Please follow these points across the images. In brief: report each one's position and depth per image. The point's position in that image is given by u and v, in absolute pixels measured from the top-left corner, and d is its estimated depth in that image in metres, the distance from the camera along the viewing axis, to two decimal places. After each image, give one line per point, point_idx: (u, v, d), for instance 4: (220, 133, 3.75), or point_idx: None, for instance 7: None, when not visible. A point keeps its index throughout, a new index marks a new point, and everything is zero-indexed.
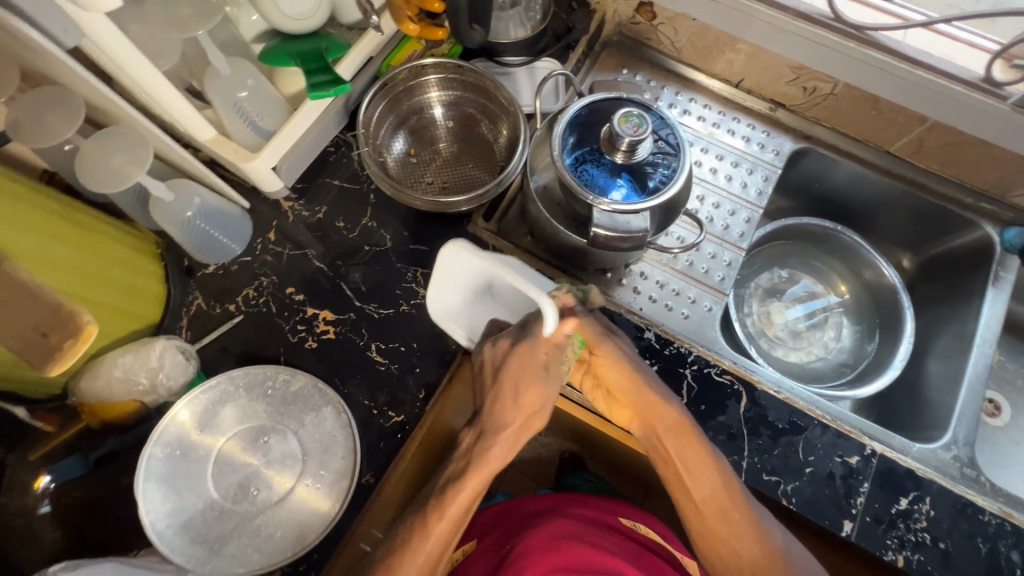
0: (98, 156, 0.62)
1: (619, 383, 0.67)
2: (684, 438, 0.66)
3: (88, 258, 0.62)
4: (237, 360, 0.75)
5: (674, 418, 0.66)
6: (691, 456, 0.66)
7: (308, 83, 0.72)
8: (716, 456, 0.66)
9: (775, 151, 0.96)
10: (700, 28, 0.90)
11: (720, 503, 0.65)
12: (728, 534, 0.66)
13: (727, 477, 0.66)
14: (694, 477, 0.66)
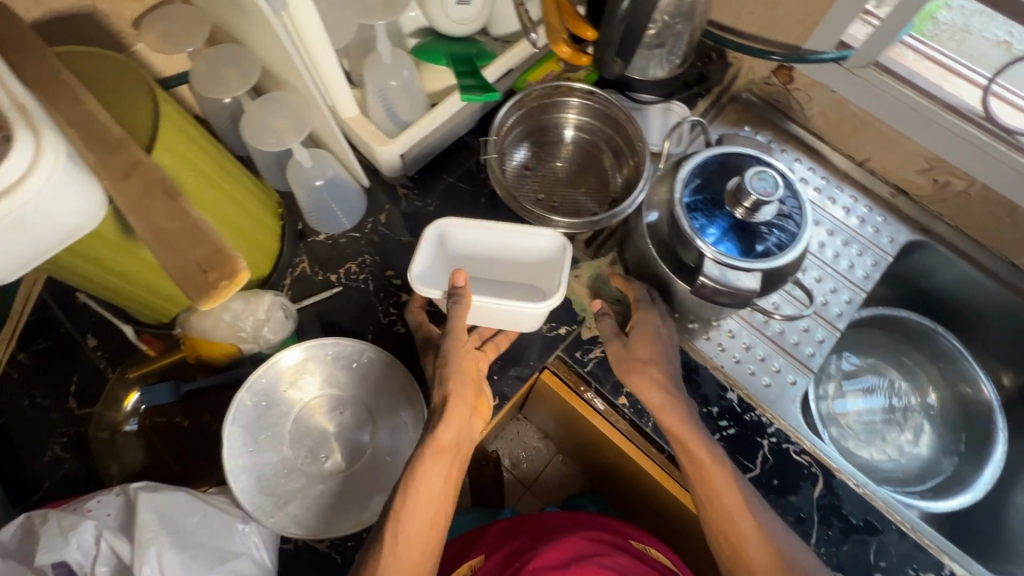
0: (258, 115, 0.66)
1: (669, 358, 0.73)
2: (697, 424, 0.68)
3: (225, 206, 0.66)
4: (328, 328, 0.78)
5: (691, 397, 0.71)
6: (709, 437, 0.68)
7: (458, 83, 0.76)
8: (721, 447, 0.68)
9: (889, 238, 0.93)
10: (836, 102, 0.90)
11: (741, 496, 0.65)
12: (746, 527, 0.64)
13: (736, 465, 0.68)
14: (707, 459, 0.66)
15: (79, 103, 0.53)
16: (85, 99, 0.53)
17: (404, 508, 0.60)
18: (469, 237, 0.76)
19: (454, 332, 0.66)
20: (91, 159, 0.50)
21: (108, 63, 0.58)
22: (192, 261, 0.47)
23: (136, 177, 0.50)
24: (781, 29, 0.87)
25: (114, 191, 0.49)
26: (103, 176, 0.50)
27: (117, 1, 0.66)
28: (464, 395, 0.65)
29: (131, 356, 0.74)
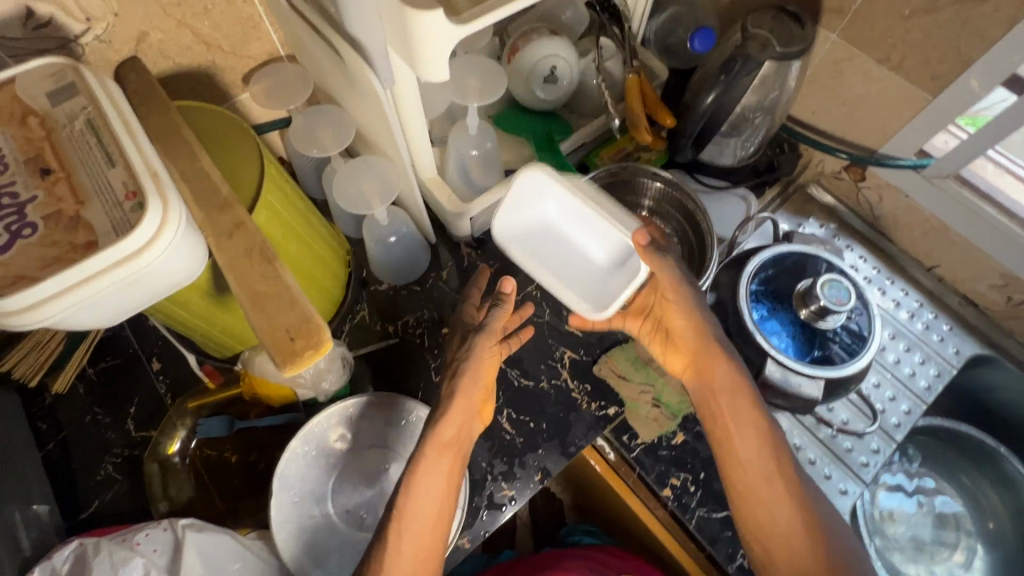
0: (348, 178, 0.69)
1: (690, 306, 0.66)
2: (741, 398, 0.65)
3: (305, 257, 0.68)
4: (381, 380, 0.79)
5: (723, 379, 0.65)
6: (740, 424, 0.64)
7: None
8: (769, 419, 0.64)
9: (954, 350, 0.90)
10: (908, 206, 0.89)
11: (779, 484, 0.62)
12: (784, 527, 0.61)
13: (779, 448, 0.63)
14: (739, 450, 0.64)
15: (195, 160, 0.56)
16: (200, 156, 0.56)
17: (408, 493, 0.59)
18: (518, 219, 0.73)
19: (488, 329, 0.67)
20: (200, 215, 0.53)
21: (222, 120, 0.61)
22: (281, 327, 0.49)
23: (238, 238, 0.52)
24: (860, 131, 0.87)
25: (217, 249, 0.52)
26: (208, 233, 0.53)
27: (233, 56, 0.70)
28: (473, 382, 0.64)
29: (192, 388, 0.77)
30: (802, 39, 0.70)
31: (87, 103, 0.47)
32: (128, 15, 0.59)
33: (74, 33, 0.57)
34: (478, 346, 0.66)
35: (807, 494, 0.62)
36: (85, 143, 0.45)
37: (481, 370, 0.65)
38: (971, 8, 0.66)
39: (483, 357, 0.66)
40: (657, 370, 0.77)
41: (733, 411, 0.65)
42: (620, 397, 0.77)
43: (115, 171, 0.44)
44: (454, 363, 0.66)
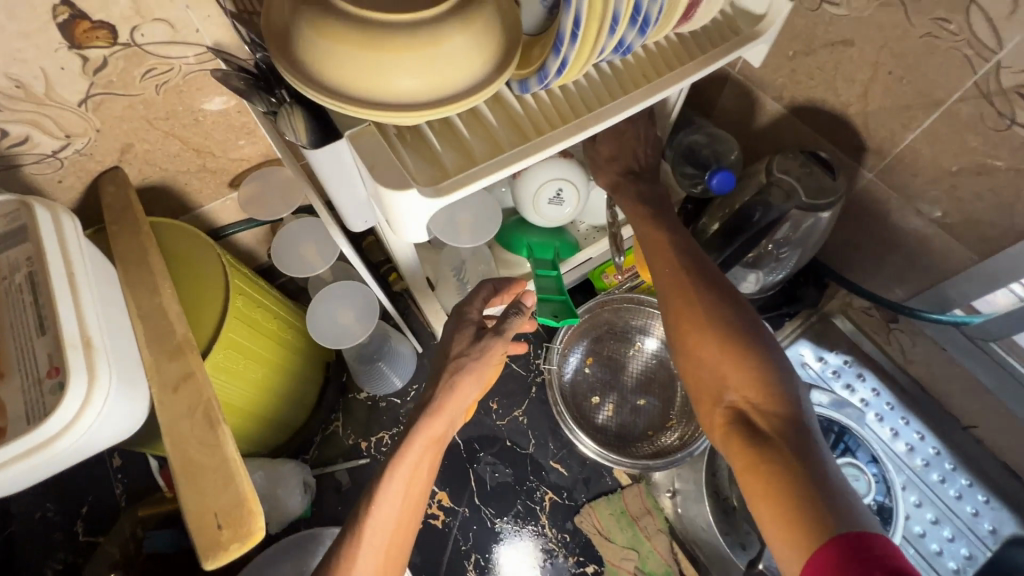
0: (324, 305, 0.64)
1: (617, 173, 0.68)
2: (695, 302, 0.57)
3: (273, 379, 0.64)
4: (346, 503, 0.74)
5: (670, 267, 0.60)
6: (694, 296, 0.57)
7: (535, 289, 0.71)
8: (726, 317, 0.56)
9: (991, 527, 0.79)
10: (945, 358, 0.80)
11: (732, 338, 0.54)
12: (738, 371, 0.52)
13: (728, 312, 0.56)
14: (695, 324, 0.56)
15: (155, 293, 0.52)
16: (161, 289, 0.52)
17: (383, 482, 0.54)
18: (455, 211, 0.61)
19: (504, 336, 0.59)
20: (148, 361, 0.49)
21: (194, 240, 0.58)
22: (210, 509, 0.45)
23: (183, 393, 0.48)
24: (894, 274, 0.79)
25: (159, 404, 0.48)
26: (153, 383, 0.49)
27: (225, 159, 0.68)
28: (465, 371, 0.58)
29: (149, 494, 0.73)
30: (831, 191, 0.64)
31: (32, 253, 0.43)
32: (111, 130, 0.57)
33: (52, 148, 0.55)
34: (490, 349, 0.59)
35: (760, 332, 0.55)
36: (21, 302, 0.42)
37: (486, 363, 0.59)
38: None
39: (492, 361, 0.59)
40: (643, 532, 0.71)
41: (686, 306, 0.57)
42: (600, 556, 0.70)
43: (43, 341, 0.40)
44: (455, 363, 0.59)
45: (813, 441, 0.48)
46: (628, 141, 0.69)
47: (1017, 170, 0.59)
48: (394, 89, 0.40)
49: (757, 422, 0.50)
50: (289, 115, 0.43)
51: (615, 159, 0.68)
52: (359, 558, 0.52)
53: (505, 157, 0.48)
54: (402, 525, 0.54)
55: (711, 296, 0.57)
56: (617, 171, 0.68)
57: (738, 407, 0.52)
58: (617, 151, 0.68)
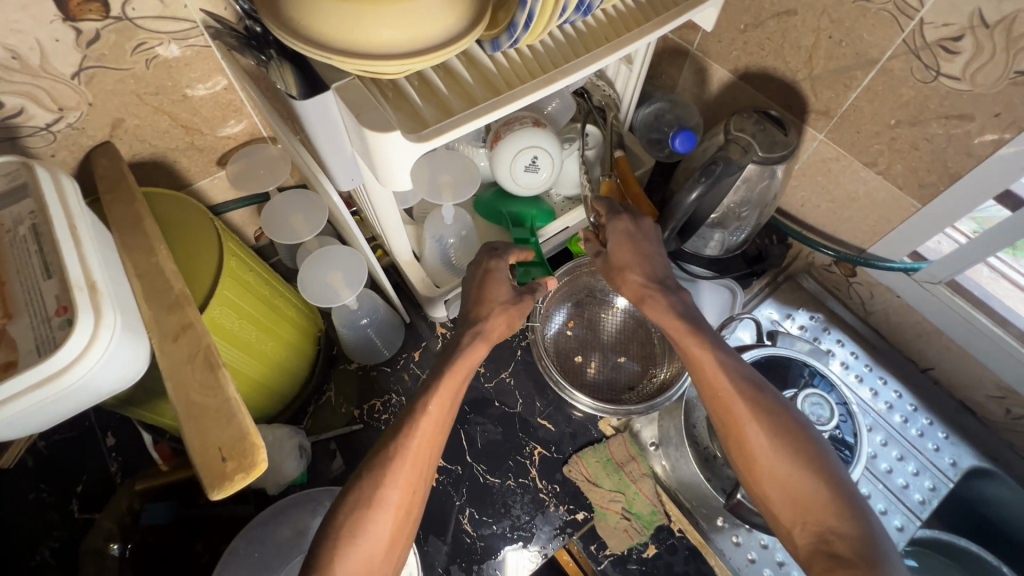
0: (315, 267, 0.68)
1: (638, 284, 0.66)
2: (756, 423, 0.58)
3: (268, 343, 0.66)
4: (341, 468, 0.76)
5: (722, 388, 0.60)
6: (751, 420, 0.58)
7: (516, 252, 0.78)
8: (787, 434, 0.58)
9: (952, 461, 0.84)
10: (900, 306, 0.86)
11: (796, 461, 0.57)
12: (806, 494, 0.56)
13: (785, 433, 0.58)
14: (760, 448, 0.58)
15: (151, 253, 0.55)
16: (156, 249, 0.55)
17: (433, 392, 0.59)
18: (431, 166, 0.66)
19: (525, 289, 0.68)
20: (147, 315, 0.52)
21: (186, 207, 0.61)
22: (214, 444, 0.47)
23: (184, 341, 0.51)
24: (848, 229, 0.86)
25: (159, 352, 0.50)
26: (152, 335, 0.51)
27: (213, 137, 0.71)
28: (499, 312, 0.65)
29: (143, 470, 0.74)
30: (784, 145, 0.70)
31: (34, 207, 0.46)
32: (103, 104, 0.59)
33: (46, 121, 0.57)
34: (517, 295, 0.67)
35: (819, 450, 0.58)
36: (26, 250, 0.45)
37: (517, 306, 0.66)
38: (957, 125, 0.65)
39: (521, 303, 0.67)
40: (628, 476, 0.75)
41: (743, 424, 0.59)
42: (589, 502, 0.73)
43: (50, 283, 0.43)
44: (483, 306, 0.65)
45: (888, 556, 0.52)
46: (644, 250, 0.68)
47: (945, 118, 0.65)
48: (379, 40, 0.44)
49: (836, 549, 0.53)
50: (279, 70, 0.47)
51: (631, 268, 0.67)
52: (407, 455, 0.56)
53: (481, 107, 0.52)
54: (439, 435, 0.59)
55: (767, 413, 0.59)
56: (638, 280, 0.67)
57: (816, 533, 0.55)
58: (631, 261, 0.67)
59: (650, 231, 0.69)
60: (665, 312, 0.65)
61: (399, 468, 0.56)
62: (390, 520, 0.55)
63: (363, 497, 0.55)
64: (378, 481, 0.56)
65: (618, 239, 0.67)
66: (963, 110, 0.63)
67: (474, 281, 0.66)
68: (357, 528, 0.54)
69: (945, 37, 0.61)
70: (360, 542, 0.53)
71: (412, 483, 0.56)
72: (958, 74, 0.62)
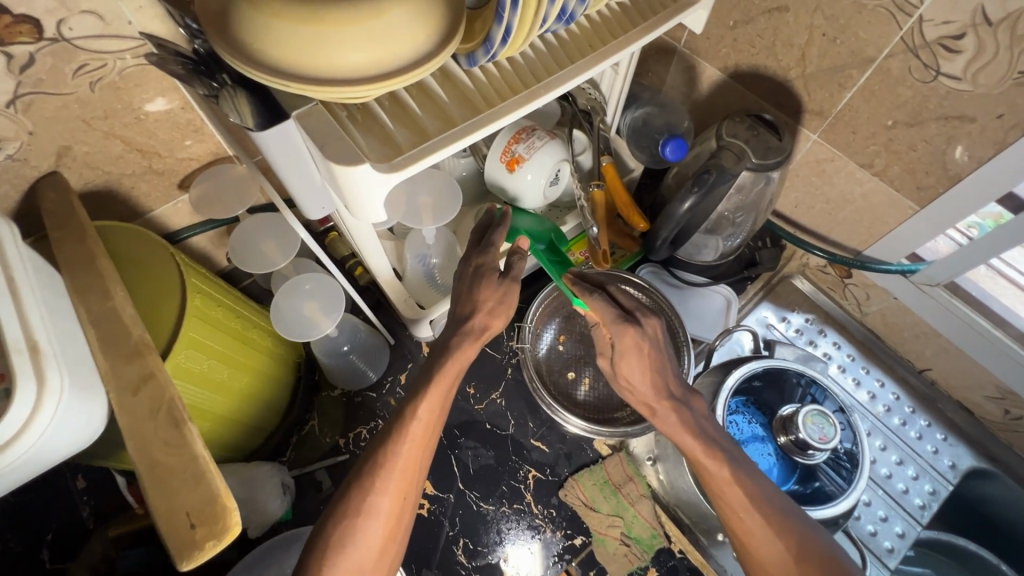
0: (291, 300, 0.64)
1: (650, 398, 0.62)
2: (763, 529, 0.55)
3: (243, 379, 0.62)
4: (326, 503, 0.72)
5: (737, 502, 0.56)
6: (761, 526, 0.55)
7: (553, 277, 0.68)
8: (796, 536, 0.55)
9: (950, 463, 0.84)
10: (897, 308, 0.84)
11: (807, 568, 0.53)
12: None
13: (797, 537, 0.55)
14: (766, 556, 0.55)
15: (107, 297, 0.50)
16: (113, 292, 0.51)
17: (421, 401, 0.58)
18: (411, 190, 0.62)
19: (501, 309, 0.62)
20: (105, 367, 0.48)
21: (144, 242, 0.56)
22: (182, 510, 0.44)
23: (144, 395, 0.47)
24: (844, 231, 0.83)
25: (118, 408, 0.47)
26: (111, 388, 0.47)
27: (173, 160, 0.66)
28: (466, 340, 0.60)
29: (118, 514, 0.70)
30: (779, 150, 0.67)
31: None
32: (45, 132, 0.54)
33: None
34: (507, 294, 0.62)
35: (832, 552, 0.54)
36: None
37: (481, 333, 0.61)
38: (958, 126, 0.62)
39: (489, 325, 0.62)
40: (626, 498, 0.72)
41: (750, 531, 0.56)
42: (587, 527, 0.71)
43: None
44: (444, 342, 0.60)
45: None
46: (653, 367, 0.61)
47: (945, 119, 0.62)
48: (345, 64, 0.40)
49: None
50: (232, 99, 0.42)
51: (640, 384, 0.62)
52: (396, 463, 0.56)
53: (457, 131, 0.48)
54: (430, 439, 0.59)
55: (777, 517, 0.56)
56: (648, 395, 0.62)
57: None
58: (638, 377, 0.61)
59: (657, 329, 0.62)
60: (676, 426, 0.60)
61: (390, 476, 0.55)
62: (381, 528, 0.55)
63: (351, 505, 0.55)
64: (371, 487, 0.55)
65: (626, 357, 0.61)
66: (965, 112, 0.60)
67: (458, 304, 0.62)
68: (348, 537, 0.54)
69: (946, 36, 0.58)
70: (352, 551, 0.53)
71: (403, 491, 0.56)
72: (959, 74, 0.59)
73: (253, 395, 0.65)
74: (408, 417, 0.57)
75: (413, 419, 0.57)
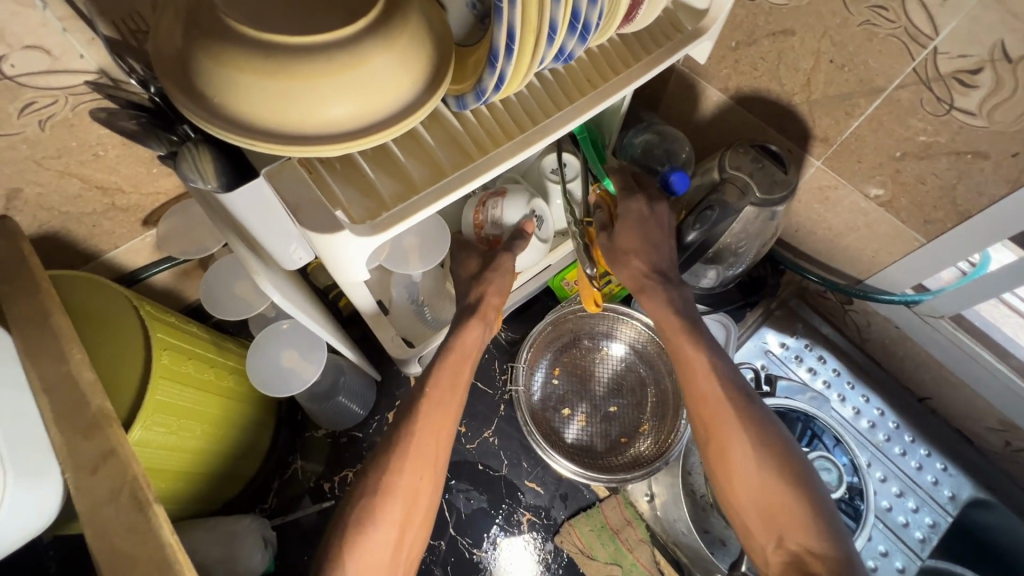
0: (270, 350, 0.60)
1: (641, 272, 0.63)
2: (727, 417, 0.57)
3: (216, 432, 0.58)
4: (313, 551, 0.69)
5: (707, 391, 0.59)
6: (734, 425, 0.56)
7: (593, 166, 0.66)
8: (761, 428, 0.56)
9: (950, 494, 0.82)
10: (898, 337, 0.82)
11: (768, 461, 0.55)
12: (775, 497, 0.54)
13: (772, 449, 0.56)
14: (730, 447, 0.56)
15: (62, 360, 0.46)
16: (69, 354, 0.46)
17: (434, 373, 0.59)
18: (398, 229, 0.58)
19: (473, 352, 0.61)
20: (61, 442, 0.44)
21: (106, 293, 0.51)
22: None
23: (104, 474, 0.43)
24: (845, 258, 0.81)
25: (76, 489, 0.43)
26: (68, 466, 0.43)
27: (138, 195, 0.61)
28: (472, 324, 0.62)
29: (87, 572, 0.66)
30: (783, 185, 0.64)
31: None
32: None
33: None
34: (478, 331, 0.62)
35: (789, 450, 0.56)
36: None
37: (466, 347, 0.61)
38: (970, 162, 0.59)
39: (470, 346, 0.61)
40: (624, 544, 0.70)
41: (717, 418, 0.57)
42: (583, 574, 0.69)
43: None
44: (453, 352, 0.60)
45: None
46: (650, 237, 0.64)
47: (956, 154, 0.60)
48: (328, 118, 0.36)
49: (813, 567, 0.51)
50: (194, 155, 0.37)
51: (636, 253, 0.63)
52: (414, 439, 0.56)
53: (447, 182, 0.44)
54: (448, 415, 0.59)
55: (746, 416, 0.57)
56: (641, 268, 0.63)
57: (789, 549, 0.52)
58: (637, 245, 0.63)
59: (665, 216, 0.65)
60: (659, 304, 0.63)
61: (405, 453, 0.55)
62: (401, 508, 0.54)
63: (371, 484, 0.54)
64: (387, 465, 0.55)
65: (628, 221, 0.63)
66: (977, 147, 0.58)
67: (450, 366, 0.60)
68: (367, 517, 0.53)
69: (962, 70, 0.55)
70: (370, 533, 0.52)
71: (420, 468, 0.55)
72: (974, 109, 0.56)
73: (228, 447, 0.61)
74: (423, 390, 0.58)
75: (426, 392, 0.58)
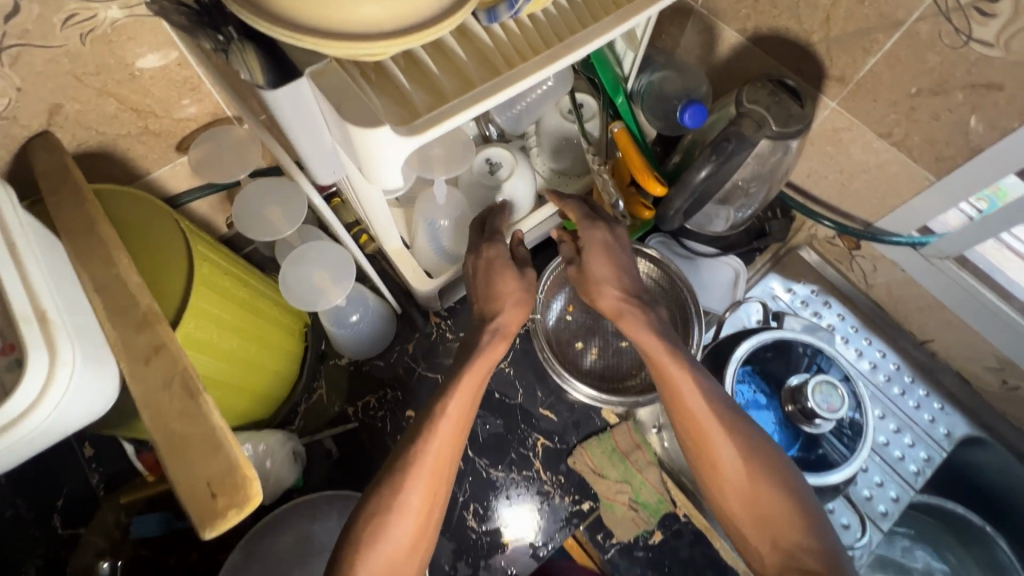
0: (300, 268, 0.62)
1: (616, 298, 0.67)
2: (720, 431, 0.59)
3: (253, 348, 0.61)
4: (340, 468, 0.74)
5: (694, 407, 0.60)
6: (722, 436, 0.59)
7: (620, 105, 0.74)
8: (749, 435, 0.60)
9: (945, 432, 0.86)
10: (903, 281, 0.84)
11: (756, 466, 0.59)
12: (766, 497, 0.58)
13: (754, 450, 0.60)
14: (723, 459, 0.59)
15: (110, 264, 0.48)
16: (116, 259, 0.48)
17: (455, 390, 0.61)
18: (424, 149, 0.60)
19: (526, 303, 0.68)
20: (114, 335, 0.47)
21: (148, 208, 0.54)
22: (202, 478, 0.44)
23: (157, 364, 0.46)
24: (855, 202, 0.83)
25: (131, 378, 0.46)
26: (121, 357, 0.46)
27: (169, 120, 0.62)
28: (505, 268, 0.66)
29: (127, 481, 0.70)
30: (799, 119, 0.65)
31: None
32: (35, 89, 0.51)
33: None
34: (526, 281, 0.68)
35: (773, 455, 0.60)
36: None
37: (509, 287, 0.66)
38: (984, 95, 0.60)
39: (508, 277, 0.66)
40: (634, 465, 0.74)
41: (708, 434, 0.60)
42: (594, 493, 0.73)
43: None
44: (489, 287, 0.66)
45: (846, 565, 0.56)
46: (619, 262, 0.69)
47: (972, 87, 0.61)
48: (365, 20, 0.37)
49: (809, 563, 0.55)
50: (240, 51, 0.38)
51: (608, 283, 0.68)
52: (427, 460, 0.58)
53: (479, 92, 0.45)
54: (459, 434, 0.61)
55: (736, 427, 0.60)
56: (615, 295, 0.67)
57: (783, 546, 0.57)
58: (608, 274, 0.68)
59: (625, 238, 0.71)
60: (637, 324, 0.65)
61: (419, 472, 0.57)
62: (412, 522, 0.56)
63: (385, 501, 0.56)
64: (400, 482, 0.56)
65: (593, 251, 0.68)
66: (993, 79, 0.59)
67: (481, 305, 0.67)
68: (379, 531, 0.55)
69: None
70: (384, 545, 0.54)
71: (433, 486, 0.57)
72: (991, 40, 0.56)
73: (262, 365, 0.64)
74: (441, 410, 0.60)
75: (444, 413, 0.60)
